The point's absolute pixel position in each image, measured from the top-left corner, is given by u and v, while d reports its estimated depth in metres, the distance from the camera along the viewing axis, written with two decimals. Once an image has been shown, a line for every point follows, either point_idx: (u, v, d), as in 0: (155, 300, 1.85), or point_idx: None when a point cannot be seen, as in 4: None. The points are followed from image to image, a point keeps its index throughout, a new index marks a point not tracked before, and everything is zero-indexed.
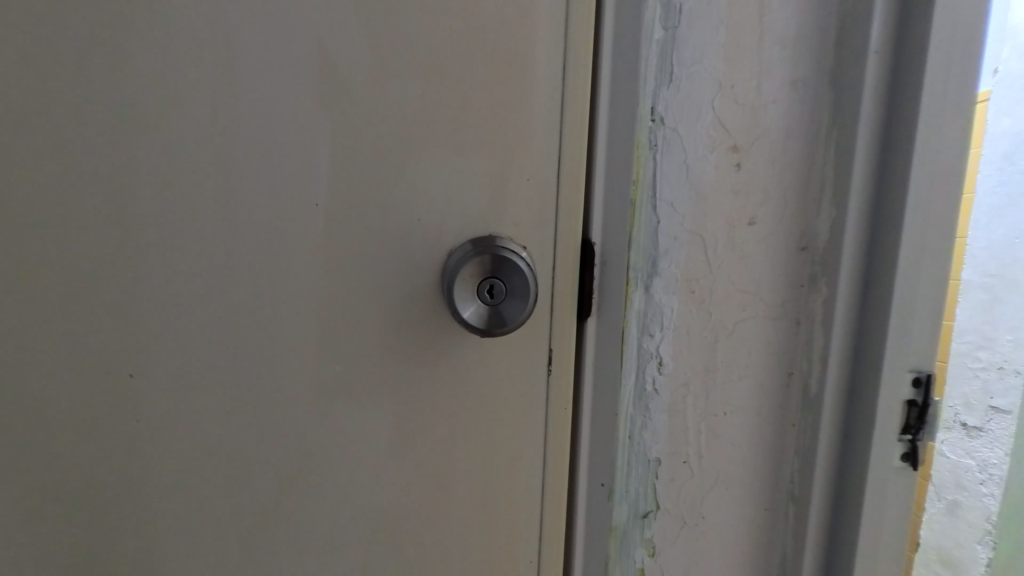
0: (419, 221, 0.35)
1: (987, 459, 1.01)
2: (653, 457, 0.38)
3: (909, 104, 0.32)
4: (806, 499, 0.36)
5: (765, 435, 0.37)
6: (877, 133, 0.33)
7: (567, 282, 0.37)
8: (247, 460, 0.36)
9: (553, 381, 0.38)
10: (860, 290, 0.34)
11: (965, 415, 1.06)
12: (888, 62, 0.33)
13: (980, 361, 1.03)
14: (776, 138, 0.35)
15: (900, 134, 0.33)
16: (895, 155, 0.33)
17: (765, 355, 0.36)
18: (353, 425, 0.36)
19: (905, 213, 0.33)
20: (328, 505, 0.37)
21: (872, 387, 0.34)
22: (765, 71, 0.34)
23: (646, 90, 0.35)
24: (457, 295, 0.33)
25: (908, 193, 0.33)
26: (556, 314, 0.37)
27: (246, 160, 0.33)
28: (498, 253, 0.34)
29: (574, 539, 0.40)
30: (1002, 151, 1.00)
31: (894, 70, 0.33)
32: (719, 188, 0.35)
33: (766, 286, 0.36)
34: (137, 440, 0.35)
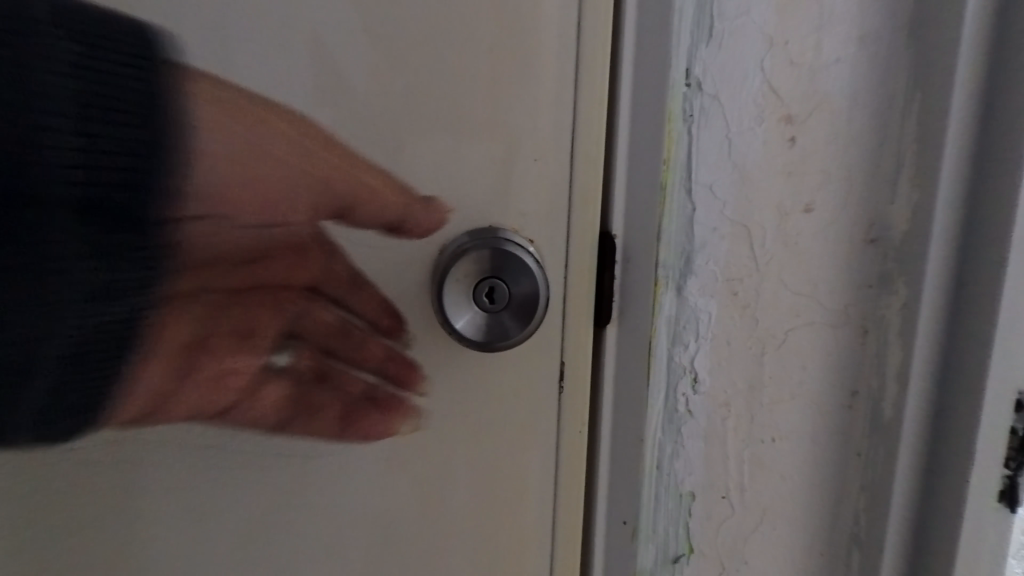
0: (409, 209, 0.29)
1: None
2: (686, 491, 0.32)
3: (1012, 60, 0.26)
4: (872, 543, 0.30)
5: (825, 468, 0.30)
6: (973, 95, 0.27)
7: (584, 283, 0.31)
8: (206, 494, 0.31)
9: (567, 401, 0.32)
10: (948, 294, 0.28)
11: None
12: (986, 8, 0.26)
13: None
14: (840, 105, 0.28)
15: (999, 99, 0.26)
16: (994, 124, 0.27)
17: (824, 371, 0.30)
18: (328, 454, 0.31)
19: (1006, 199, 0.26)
20: (301, 545, 0.32)
21: (961, 412, 0.28)
22: (827, 23, 0.28)
23: (679, 50, 0.28)
24: (449, 301, 0.28)
25: (1008, 175, 0.26)
26: (570, 322, 0.31)
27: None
28: (498, 246, 0.28)
29: None
30: None
31: (995, 17, 0.26)
32: (769, 168, 0.29)
33: (825, 288, 0.29)
34: (78, 474, 0.29)
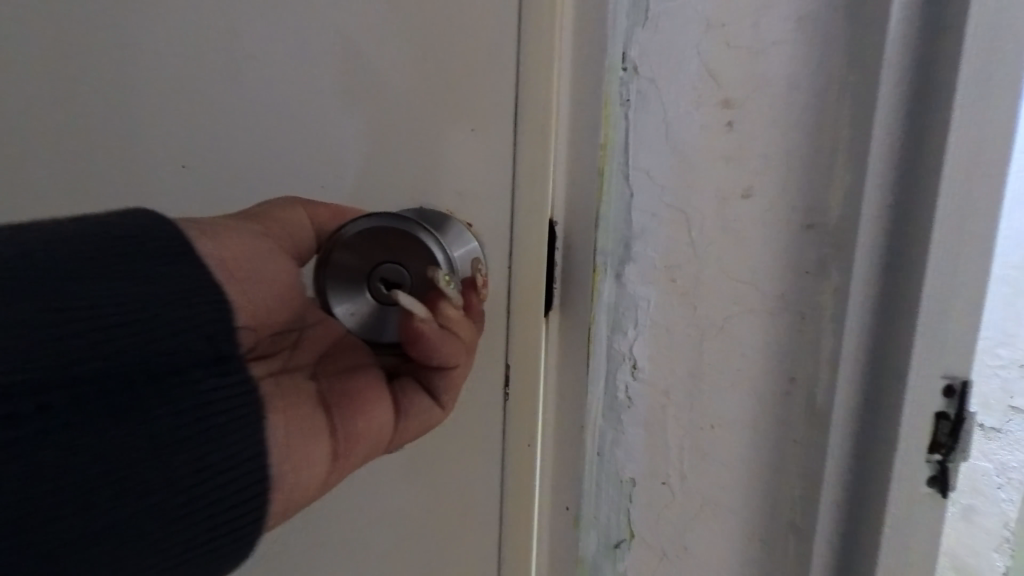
0: (324, 188, 0.31)
1: None
2: (627, 477, 0.32)
3: (952, 37, 0.25)
4: (809, 530, 0.30)
5: (764, 454, 0.30)
6: (912, 73, 0.26)
7: (530, 279, 0.30)
8: None
9: (513, 397, 0.32)
10: (883, 280, 0.27)
11: None
12: None
13: None
14: (779, 89, 0.28)
15: (938, 76, 0.25)
16: (931, 103, 0.26)
17: (763, 357, 0.30)
18: None
19: (937, 180, 0.26)
20: None
21: (892, 398, 0.27)
22: (763, 4, 0.28)
23: (616, 31, 0.28)
24: (342, 292, 0.28)
25: (940, 156, 0.25)
26: (514, 315, 0.31)
27: (193, 120, 0.31)
28: (408, 231, 0.27)
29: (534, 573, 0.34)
30: None
31: None
32: (707, 154, 0.29)
33: (762, 273, 0.29)
34: None
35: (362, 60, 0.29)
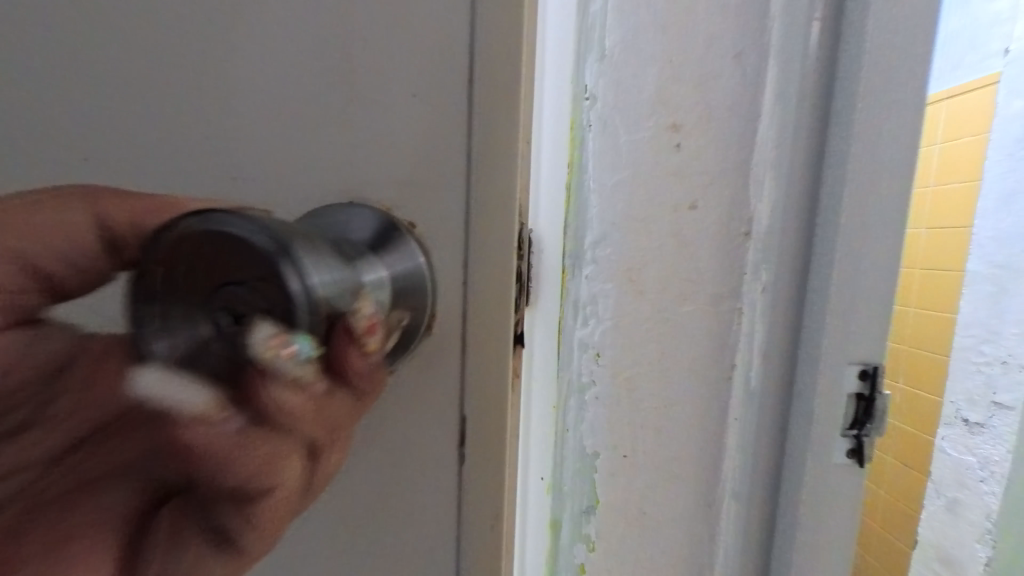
0: (237, 179, 0.26)
1: (989, 456, 1.16)
2: (591, 451, 0.36)
3: (842, 83, 0.31)
4: (746, 494, 0.35)
5: (709, 430, 0.35)
6: (813, 110, 0.32)
7: (493, 293, 0.27)
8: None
9: (472, 429, 0.28)
10: (798, 279, 0.33)
11: (968, 412, 1.22)
12: (824, 35, 0.31)
13: (985, 355, 1.18)
14: (720, 116, 0.33)
15: (834, 114, 0.32)
16: (829, 136, 0.32)
17: (708, 345, 0.34)
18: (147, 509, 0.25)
19: (834, 196, 0.32)
20: None
21: (805, 377, 0.33)
22: (706, 44, 0.32)
23: (578, 66, 0.33)
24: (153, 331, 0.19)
25: (835, 177, 0.32)
26: (473, 336, 0.27)
27: (83, 74, 0.25)
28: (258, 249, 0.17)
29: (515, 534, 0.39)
30: (1007, 188, 1.17)
31: (832, 44, 0.31)
32: (658, 171, 0.33)
33: (707, 273, 0.34)
34: None
35: (283, 27, 0.25)
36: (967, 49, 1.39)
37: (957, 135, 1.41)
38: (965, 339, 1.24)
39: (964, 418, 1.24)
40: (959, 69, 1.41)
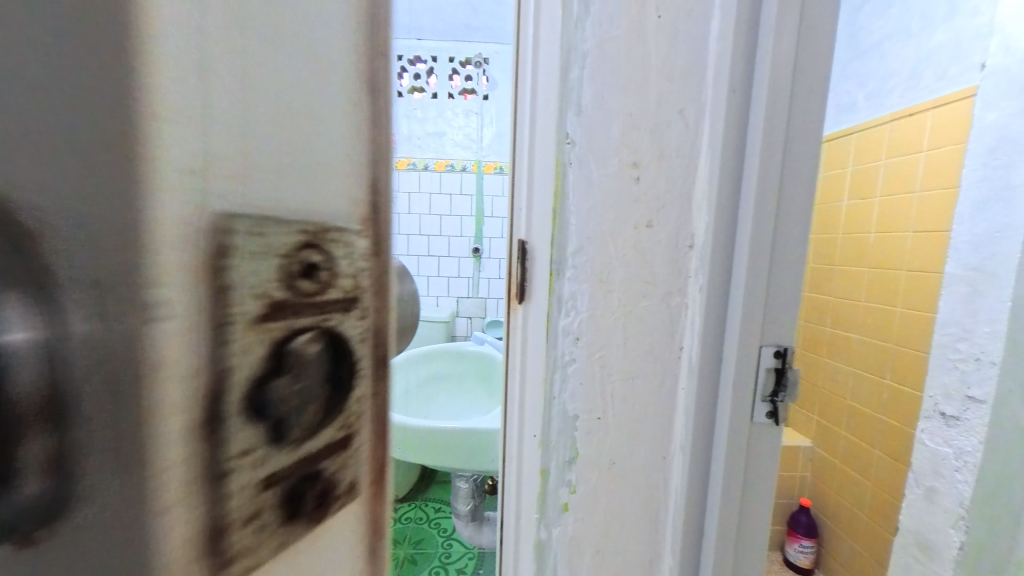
0: None
1: (963, 447, 1.24)
2: (572, 413, 0.47)
3: (751, 126, 0.39)
4: (688, 448, 0.44)
5: (662, 395, 0.45)
6: (735, 146, 0.40)
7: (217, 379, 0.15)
8: None
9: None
10: (724, 279, 0.41)
11: (946, 406, 1.30)
12: (741, 86, 0.39)
13: (961, 352, 1.26)
14: (669, 155, 0.43)
15: (748, 150, 0.39)
16: (746, 167, 0.39)
17: (660, 331, 0.45)
18: None
19: (746, 216, 0.40)
20: None
21: (729, 357, 0.42)
22: (658, 100, 0.42)
23: (560, 119, 0.44)
24: None
25: (750, 200, 0.39)
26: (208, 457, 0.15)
27: None
28: None
29: (515, 469, 0.53)
30: (983, 195, 1.25)
31: (748, 92, 0.39)
32: (622, 197, 0.44)
33: (660, 275, 0.44)
34: None
35: None
36: (951, 60, 1.45)
37: (941, 142, 1.47)
38: (944, 338, 1.33)
39: (942, 411, 1.31)
40: (944, 80, 1.47)
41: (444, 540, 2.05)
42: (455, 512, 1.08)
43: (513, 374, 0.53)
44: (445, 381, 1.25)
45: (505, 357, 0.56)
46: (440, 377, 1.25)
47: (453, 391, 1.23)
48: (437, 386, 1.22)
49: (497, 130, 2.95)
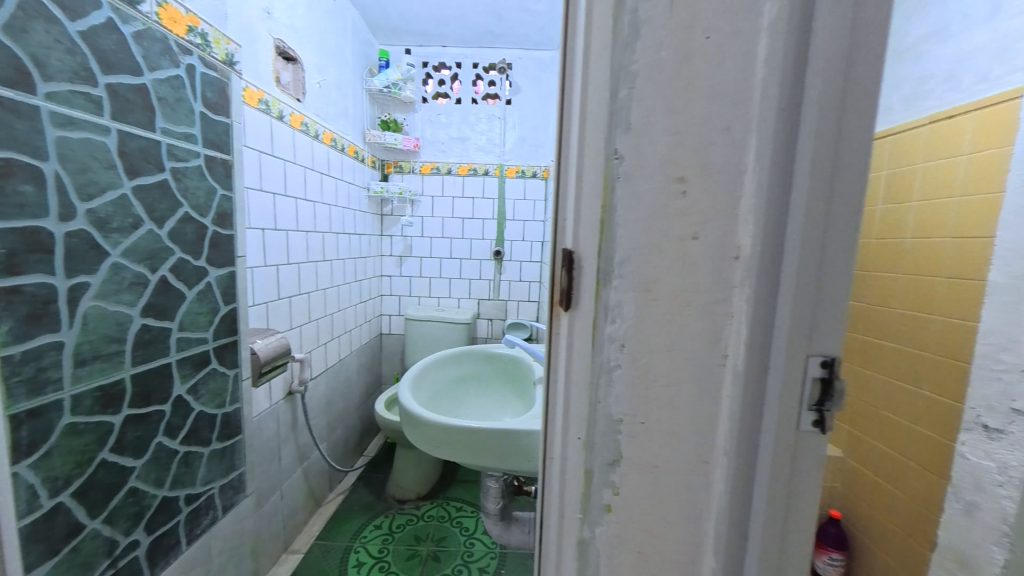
0: None
1: (1006, 461, 1.19)
2: (616, 418, 0.49)
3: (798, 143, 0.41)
4: (732, 454, 0.45)
5: (706, 404, 0.46)
6: (783, 162, 0.41)
7: None
8: None
9: None
10: (770, 290, 0.43)
11: (987, 417, 1.26)
12: (787, 105, 0.40)
13: (1003, 362, 1.22)
14: (715, 170, 0.44)
15: (795, 166, 0.41)
16: (793, 182, 0.41)
17: (705, 341, 0.46)
18: None
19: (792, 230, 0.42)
20: None
21: (774, 365, 0.43)
22: (704, 117, 0.43)
23: (609, 136, 0.46)
24: None
25: (797, 215, 0.41)
26: None
27: None
28: None
29: (557, 466, 0.55)
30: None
31: (794, 111, 0.40)
32: (668, 210, 0.45)
33: (705, 287, 0.45)
34: None
35: None
36: (995, 60, 1.41)
37: (985, 146, 1.44)
38: (985, 347, 1.28)
39: (984, 423, 1.27)
40: (986, 81, 1.43)
41: (465, 539, 2.07)
42: (484, 510, 1.11)
43: (556, 378, 0.56)
44: (474, 383, 1.27)
45: (547, 362, 0.58)
46: (469, 379, 1.27)
47: (482, 392, 1.26)
48: (467, 388, 1.25)
49: (519, 134, 3.01)
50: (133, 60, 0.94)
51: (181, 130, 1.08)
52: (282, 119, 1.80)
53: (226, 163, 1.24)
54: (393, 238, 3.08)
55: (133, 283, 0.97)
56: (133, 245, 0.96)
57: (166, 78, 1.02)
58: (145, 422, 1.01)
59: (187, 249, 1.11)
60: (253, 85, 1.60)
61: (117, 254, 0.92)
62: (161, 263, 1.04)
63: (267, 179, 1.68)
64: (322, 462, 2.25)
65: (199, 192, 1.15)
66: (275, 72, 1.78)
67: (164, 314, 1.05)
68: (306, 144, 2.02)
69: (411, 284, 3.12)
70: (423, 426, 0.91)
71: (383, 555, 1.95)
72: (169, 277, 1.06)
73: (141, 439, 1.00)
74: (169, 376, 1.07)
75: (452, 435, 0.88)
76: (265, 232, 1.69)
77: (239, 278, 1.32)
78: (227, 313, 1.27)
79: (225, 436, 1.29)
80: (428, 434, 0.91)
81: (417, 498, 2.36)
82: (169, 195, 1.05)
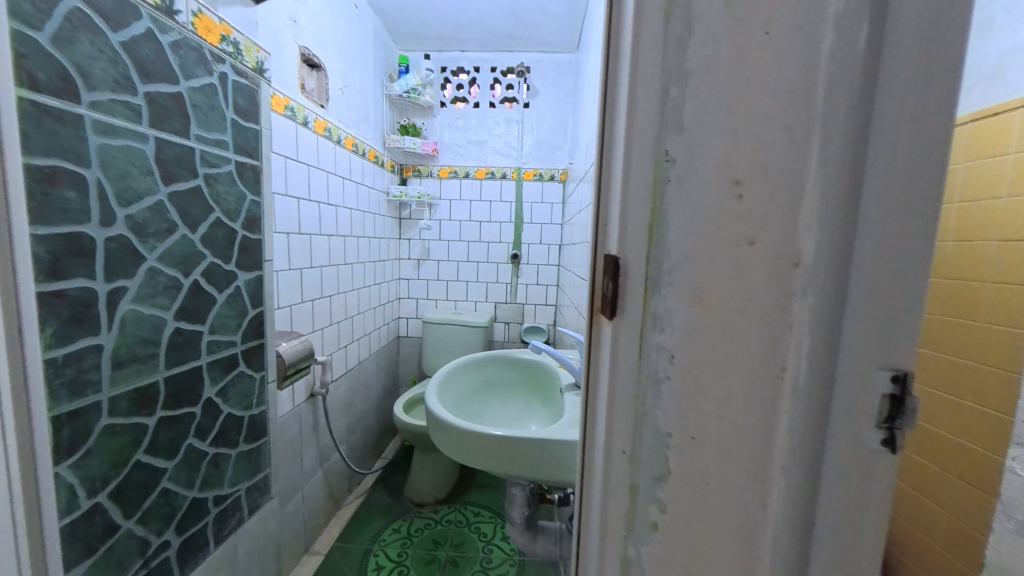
0: None
1: None
2: (664, 432, 0.47)
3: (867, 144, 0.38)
4: (791, 472, 0.43)
5: (762, 420, 0.44)
6: (848, 164, 0.39)
7: None
8: None
9: None
10: (835, 299, 0.40)
11: None
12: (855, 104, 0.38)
13: None
14: (774, 172, 0.41)
15: (864, 168, 0.39)
16: (860, 185, 0.39)
17: (761, 353, 0.43)
18: None
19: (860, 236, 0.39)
20: None
21: (840, 380, 0.41)
22: (763, 117, 0.41)
23: (660, 138, 0.45)
24: None
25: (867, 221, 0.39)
26: None
27: None
28: None
29: (598, 481, 0.53)
30: None
31: (862, 111, 0.38)
32: (722, 214, 0.43)
33: (762, 295, 0.43)
34: None
35: None
36: None
37: None
38: None
39: None
40: None
41: (484, 545, 2.05)
42: (509, 518, 1.09)
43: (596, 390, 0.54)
44: (499, 389, 1.26)
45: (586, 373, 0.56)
46: (494, 386, 1.26)
47: (508, 399, 1.24)
48: (491, 394, 1.24)
49: (536, 138, 3.00)
50: (170, 69, 0.96)
51: (214, 136, 1.10)
52: (307, 125, 1.83)
53: (255, 169, 1.26)
54: (411, 241, 3.10)
55: (168, 287, 0.98)
56: (168, 250, 0.98)
57: (201, 86, 1.05)
58: (177, 424, 1.03)
59: (218, 253, 1.13)
60: (280, 92, 1.63)
61: (153, 258, 0.94)
62: (194, 267, 1.06)
63: (292, 184, 1.71)
64: (342, 464, 2.26)
65: (230, 198, 1.17)
66: (300, 79, 1.81)
67: (196, 317, 1.07)
68: (330, 149, 2.05)
69: (428, 287, 3.13)
70: (450, 433, 0.90)
71: (402, 559, 1.95)
72: (202, 280, 1.08)
73: (173, 440, 1.02)
74: (200, 379, 1.09)
75: (477, 441, 0.87)
76: (290, 236, 1.71)
77: (266, 282, 1.34)
78: (254, 316, 1.29)
79: (251, 438, 1.31)
80: (454, 440, 0.90)
81: (435, 502, 2.35)
82: (201, 201, 1.07)
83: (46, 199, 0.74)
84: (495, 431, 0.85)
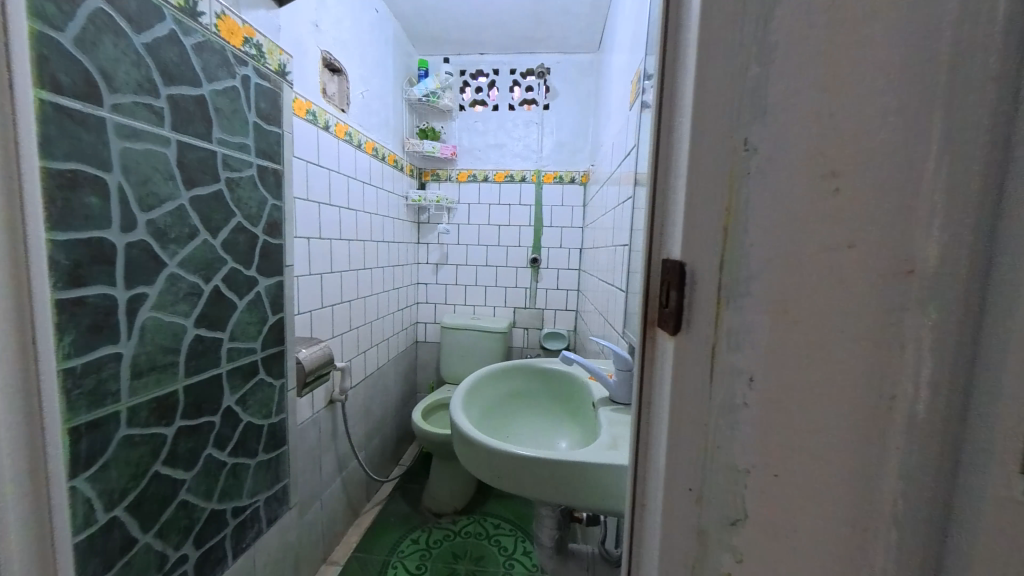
0: None
1: None
2: (741, 469, 0.40)
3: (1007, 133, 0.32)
4: (906, 521, 0.36)
5: (866, 459, 0.37)
6: (983, 155, 0.33)
7: None
8: None
9: None
10: (966, 316, 0.34)
11: None
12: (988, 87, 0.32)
13: None
14: (876, 161, 0.35)
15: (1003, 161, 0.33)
16: (1004, 178, 0.32)
17: (865, 378, 0.36)
18: None
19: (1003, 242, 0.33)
20: None
21: (972, 415, 0.34)
22: (863, 99, 0.35)
23: (739, 124, 0.38)
24: None
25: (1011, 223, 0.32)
26: None
27: None
28: None
29: (654, 525, 0.46)
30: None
31: (998, 93, 0.32)
32: (819, 216, 0.36)
33: (867, 313, 0.36)
34: None
35: None
36: None
37: None
38: None
39: None
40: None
41: (505, 560, 1.98)
42: (538, 541, 1.02)
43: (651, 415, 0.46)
44: (528, 400, 1.19)
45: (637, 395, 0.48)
46: (522, 396, 1.19)
47: (535, 414, 1.17)
48: (518, 407, 1.18)
49: (556, 140, 2.95)
50: (193, 72, 0.94)
51: (236, 140, 1.08)
52: (327, 129, 1.82)
53: (277, 173, 1.24)
54: (429, 245, 3.08)
55: (188, 293, 0.96)
56: (189, 255, 0.96)
57: (223, 89, 1.03)
58: (197, 434, 1.01)
59: (239, 258, 1.11)
60: (302, 97, 1.63)
61: (174, 264, 0.92)
62: (215, 273, 1.04)
63: (312, 189, 1.70)
64: (360, 472, 2.23)
65: (252, 202, 1.15)
66: (321, 83, 1.80)
67: (216, 324, 1.05)
68: (350, 153, 2.04)
69: (446, 292, 3.09)
70: (474, 449, 0.85)
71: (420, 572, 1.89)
72: (223, 286, 1.06)
73: (192, 451, 0.99)
74: (220, 387, 1.07)
75: (501, 460, 0.80)
76: (311, 240, 1.70)
77: (286, 287, 1.32)
78: (275, 323, 1.27)
79: (271, 447, 1.28)
80: (477, 458, 0.84)
81: (454, 512, 2.30)
82: (223, 205, 1.05)
83: (67, 204, 0.72)
84: (519, 450, 0.77)
